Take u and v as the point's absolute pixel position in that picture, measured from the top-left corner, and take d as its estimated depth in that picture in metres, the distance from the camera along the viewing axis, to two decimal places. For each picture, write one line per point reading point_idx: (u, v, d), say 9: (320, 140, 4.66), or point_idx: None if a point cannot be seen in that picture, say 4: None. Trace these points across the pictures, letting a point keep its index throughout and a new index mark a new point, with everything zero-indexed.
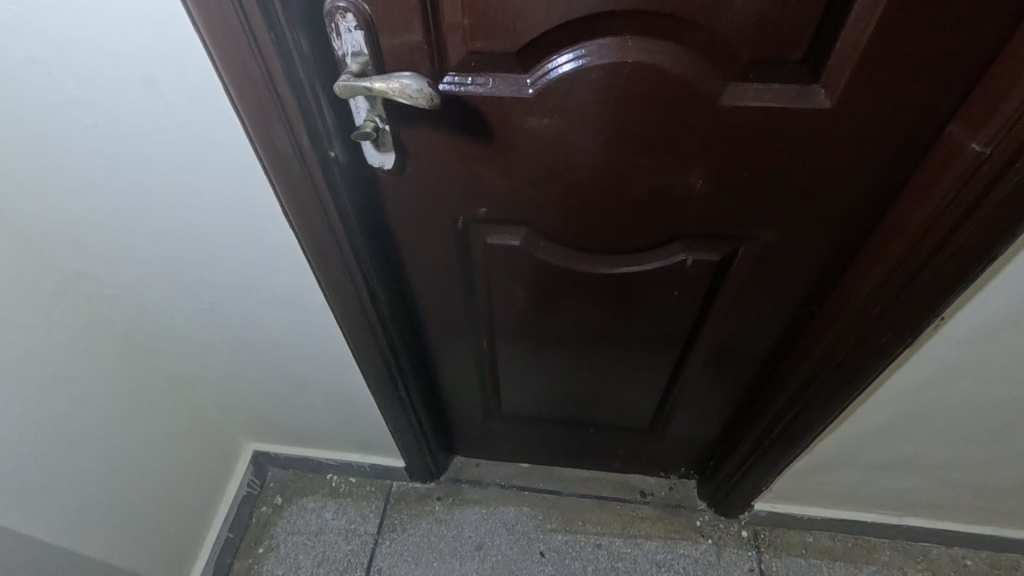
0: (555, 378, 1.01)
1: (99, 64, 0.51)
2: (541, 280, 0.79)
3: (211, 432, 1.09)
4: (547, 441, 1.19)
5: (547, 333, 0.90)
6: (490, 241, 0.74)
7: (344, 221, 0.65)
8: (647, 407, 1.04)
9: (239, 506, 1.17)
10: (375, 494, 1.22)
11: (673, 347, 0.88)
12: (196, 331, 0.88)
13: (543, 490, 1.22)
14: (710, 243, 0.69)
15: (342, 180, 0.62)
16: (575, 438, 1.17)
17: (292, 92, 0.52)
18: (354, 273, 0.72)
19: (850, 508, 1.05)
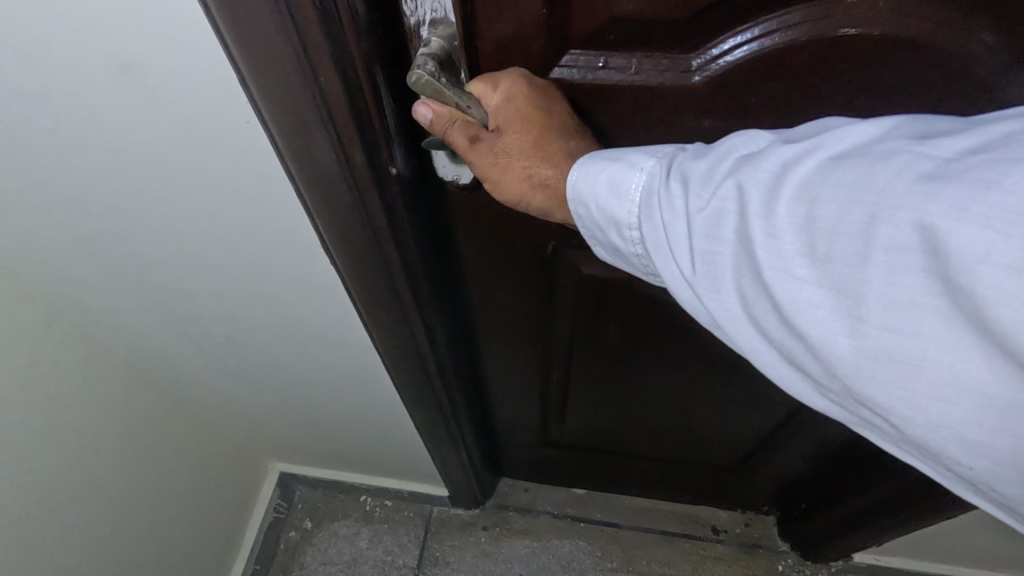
0: (632, 410, 0.86)
1: (51, 47, 0.34)
2: (639, 310, 0.65)
3: (235, 456, 0.96)
4: (610, 472, 1.05)
5: (634, 366, 0.75)
6: (586, 269, 0.61)
7: (401, 251, 0.50)
8: (737, 443, 0.90)
9: (266, 532, 1.06)
10: (413, 520, 1.10)
11: (788, 385, 0.73)
12: (212, 359, 0.74)
13: (601, 522, 1.08)
14: None
15: (403, 199, 0.46)
16: (644, 470, 1.02)
17: (340, 84, 0.36)
18: (410, 310, 0.57)
19: (972, 566, 0.90)
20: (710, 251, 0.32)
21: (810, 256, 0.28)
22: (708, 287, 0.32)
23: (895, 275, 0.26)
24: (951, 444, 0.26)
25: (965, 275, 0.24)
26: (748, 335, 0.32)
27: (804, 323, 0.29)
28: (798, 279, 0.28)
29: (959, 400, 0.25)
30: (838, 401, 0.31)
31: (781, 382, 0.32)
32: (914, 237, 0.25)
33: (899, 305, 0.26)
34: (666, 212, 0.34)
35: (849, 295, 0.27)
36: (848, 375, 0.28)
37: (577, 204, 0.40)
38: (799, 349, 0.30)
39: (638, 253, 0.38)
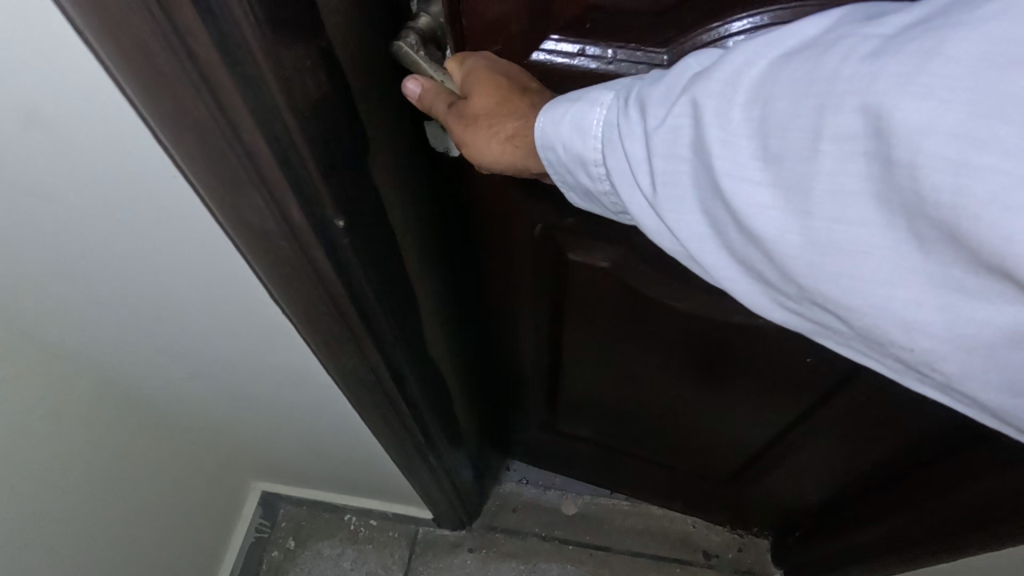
0: (624, 405, 0.87)
1: None
2: (628, 308, 0.65)
3: (213, 485, 0.94)
4: (603, 467, 1.06)
5: (629, 360, 0.76)
6: (572, 257, 0.60)
7: (360, 307, 0.47)
8: (728, 457, 0.89)
9: (248, 553, 1.04)
10: (399, 541, 1.08)
11: (780, 403, 0.72)
12: (178, 396, 0.70)
13: (590, 546, 1.06)
14: None
15: (360, 261, 0.44)
16: (638, 470, 1.02)
17: (279, 166, 0.34)
18: (373, 357, 0.53)
19: None
20: (669, 168, 0.32)
21: (763, 150, 0.28)
22: (669, 210, 0.32)
23: (844, 165, 0.25)
24: (897, 327, 0.27)
25: (909, 151, 0.23)
26: (708, 250, 0.32)
27: (759, 225, 0.28)
28: (751, 184, 0.28)
29: (904, 281, 0.25)
30: (795, 308, 0.31)
31: (743, 295, 0.33)
32: (862, 123, 0.24)
33: (848, 195, 0.26)
34: (627, 138, 0.34)
35: (800, 194, 0.27)
36: (800, 273, 0.28)
37: (547, 150, 0.40)
38: (756, 256, 0.30)
39: (606, 190, 0.38)
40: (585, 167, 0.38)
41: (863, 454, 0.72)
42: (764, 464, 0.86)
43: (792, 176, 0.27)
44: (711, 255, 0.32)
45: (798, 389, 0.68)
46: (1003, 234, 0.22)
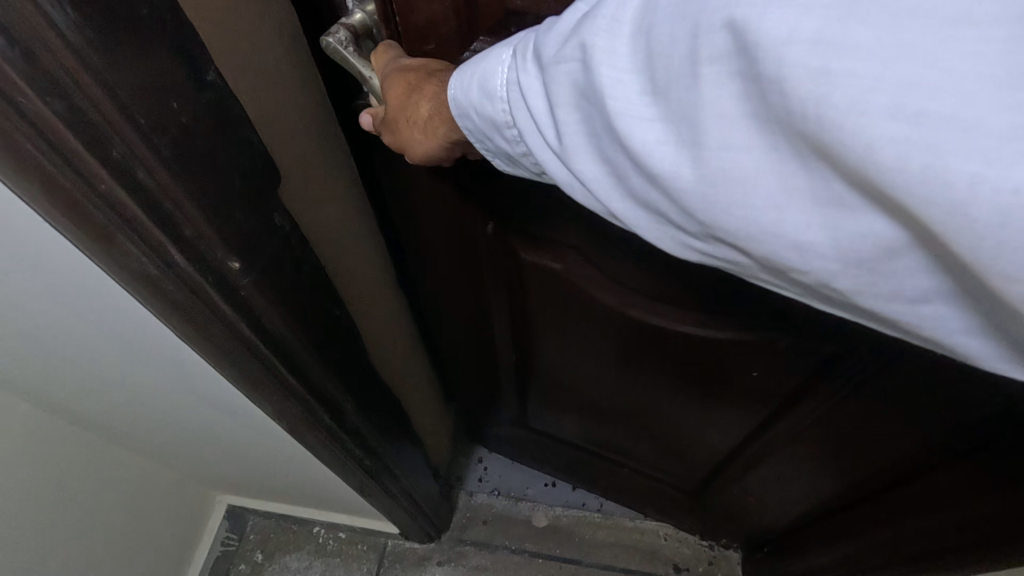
0: (589, 407, 0.88)
1: None
2: (578, 305, 0.66)
3: (163, 501, 0.93)
4: (572, 468, 1.07)
5: (589, 364, 0.77)
6: (525, 256, 0.62)
7: (263, 335, 0.49)
8: (692, 466, 0.89)
9: (212, 567, 1.04)
10: (367, 554, 1.08)
11: (737, 418, 0.72)
12: (111, 422, 0.69)
13: (560, 558, 1.07)
14: (817, 341, 0.53)
15: (259, 290, 0.46)
16: (609, 475, 1.03)
17: (146, 210, 0.35)
18: (291, 378, 0.54)
19: None
20: (568, 119, 0.30)
21: (653, 85, 0.26)
22: (575, 161, 0.31)
23: (722, 91, 0.24)
24: (799, 253, 0.25)
25: (776, 66, 0.21)
26: (618, 200, 0.30)
27: (656, 165, 0.27)
28: (641, 121, 0.27)
29: (790, 202, 0.24)
30: (703, 247, 0.30)
31: (656, 238, 0.31)
32: (731, 41, 0.22)
33: (732, 122, 0.24)
34: (526, 90, 0.31)
35: (688, 126, 0.25)
36: (700, 208, 0.27)
37: (462, 118, 0.37)
38: (658, 198, 0.28)
39: (524, 152, 0.35)
40: (494, 129, 0.35)
41: (819, 473, 0.72)
42: (726, 474, 0.86)
43: (680, 111, 0.25)
44: (617, 199, 0.30)
45: (751, 402, 0.68)
46: (882, 137, 0.20)
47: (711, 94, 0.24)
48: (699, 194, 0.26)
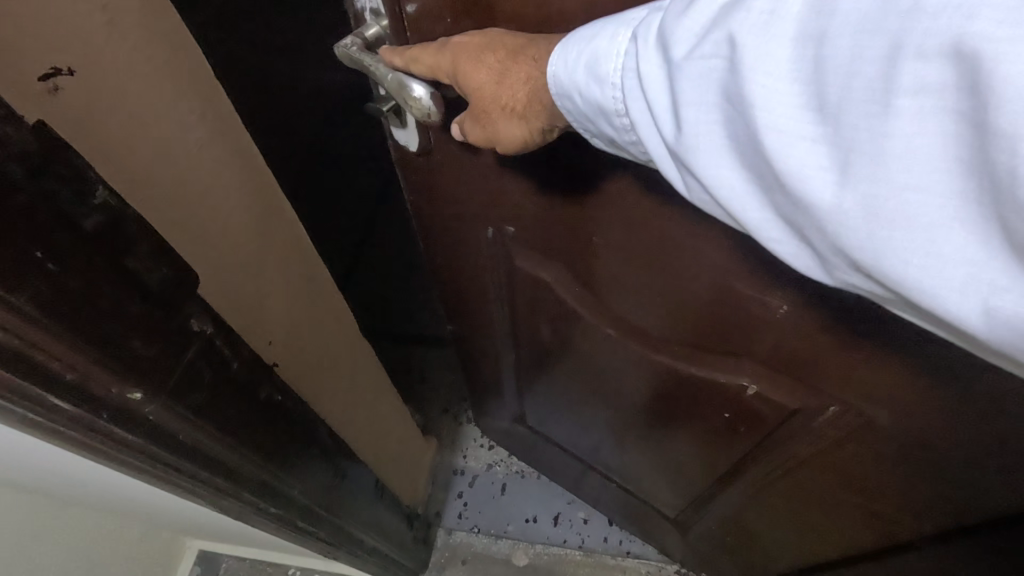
0: (584, 422, 0.94)
1: None
2: (571, 323, 0.70)
3: (127, 548, 0.88)
4: (562, 476, 1.13)
5: (582, 380, 0.82)
6: (519, 263, 0.66)
7: (233, 472, 0.42)
8: (676, 497, 0.94)
9: None
10: None
11: (716, 458, 0.77)
12: (56, 489, 0.63)
13: None
14: (781, 389, 0.56)
15: (197, 429, 0.37)
16: (597, 488, 1.08)
17: (36, 380, 0.28)
18: (276, 509, 0.50)
19: None
20: (702, 121, 0.29)
21: (822, 90, 0.24)
22: (702, 165, 0.29)
23: (929, 129, 0.22)
24: (966, 307, 0.23)
25: (1009, 117, 0.19)
26: (751, 214, 0.29)
27: (806, 179, 0.25)
28: (804, 142, 0.25)
29: (968, 246, 0.22)
30: (849, 277, 0.28)
31: (781, 255, 0.30)
32: (951, 75, 0.21)
33: (935, 161, 0.22)
34: (646, 80, 0.30)
35: (863, 154, 0.24)
36: (847, 236, 0.25)
37: (562, 98, 0.35)
38: (804, 219, 0.27)
39: (633, 141, 0.34)
40: (606, 118, 0.34)
41: (806, 528, 0.74)
42: (709, 510, 0.89)
43: (845, 124, 0.24)
44: (746, 201, 0.29)
45: (732, 442, 0.71)
46: None
47: (893, 111, 0.22)
48: (854, 215, 0.24)
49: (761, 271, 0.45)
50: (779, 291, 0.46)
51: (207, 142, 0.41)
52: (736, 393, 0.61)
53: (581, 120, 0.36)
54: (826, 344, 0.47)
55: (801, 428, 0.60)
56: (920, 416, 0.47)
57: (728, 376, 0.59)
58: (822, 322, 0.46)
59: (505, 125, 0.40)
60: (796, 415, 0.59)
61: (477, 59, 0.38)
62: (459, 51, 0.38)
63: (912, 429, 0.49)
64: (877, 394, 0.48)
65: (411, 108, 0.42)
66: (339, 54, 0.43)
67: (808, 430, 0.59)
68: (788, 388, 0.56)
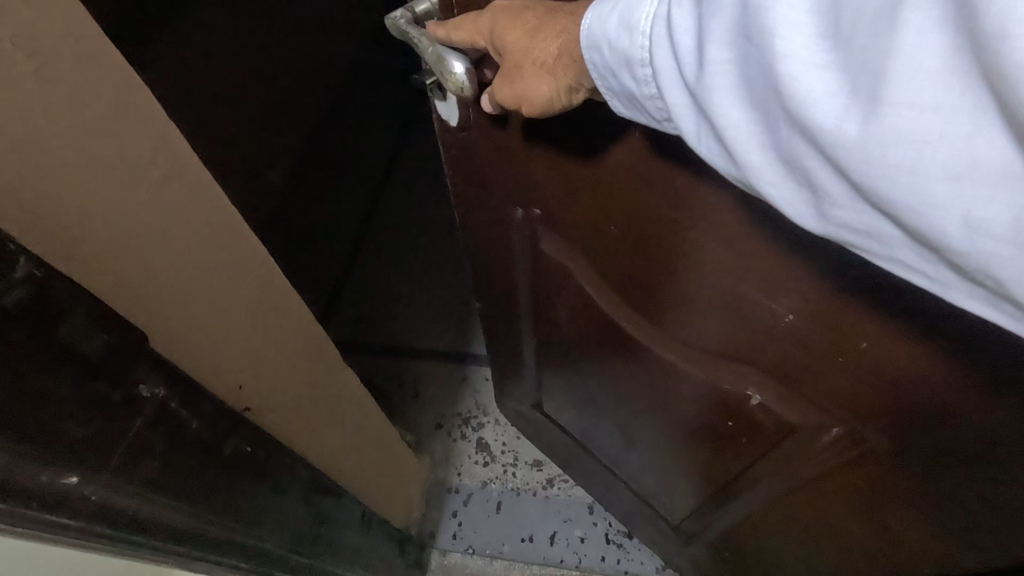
0: (594, 415, 0.93)
1: None
2: (587, 312, 0.70)
3: None
4: (574, 471, 1.13)
5: (594, 372, 0.82)
6: (544, 245, 0.66)
7: (199, 534, 0.43)
8: (680, 504, 0.92)
9: None
10: None
11: (718, 470, 0.75)
12: None
13: None
14: (790, 402, 0.54)
15: (158, 491, 0.39)
16: (605, 486, 1.08)
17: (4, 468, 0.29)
18: (241, 563, 0.49)
19: None
20: (716, 58, 0.27)
21: (837, 13, 0.22)
22: (715, 106, 0.28)
23: (924, 44, 0.20)
24: (948, 223, 0.22)
25: (998, 19, 0.18)
26: (752, 151, 0.28)
27: (813, 107, 0.24)
28: (812, 68, 0.23)
29: (964, 171, 0.21)
30: (844, 216, 0.26)
31: (778, 200, 0.28)
32: None
33: (933, 77, 0.20)
34: (673, 25, 0.28)
35: (869, 74, 0.22)
36: (839, 159, 0.24)
37: (591, 51, 0.33)
38: (804, 150, 0.25)
39: (653, 95, 0.32)
40: (635, 74, 0.32)
41: (806, 552, 0.72)
42: (711, 523, 0.88)
43: (853, 45, 0.22)
44: (753, 141, 0.27)
45: (734, 455, 0.70)
46: None
47: (901, 29, 0.21)
48: (851, 142, 0.23)
49: (767, 277, 0.44)
50: (784, 297, 0.44)
51: (166, 196, 0.36)
52: (739, 401, 0.60)
53: (605, 80, 0.34)
54: (832, 362, 0.46)
55: (805, 449, 0.58)
56: (920, 442, 0.45)
57: (733, 383, 0.58)
58: (825, 334, 0.44)
59: (534, 81, 0.38)
60: (799, 435, 0.57)
61: (516, 16, 0.37)
62: (498, 11, 0.38)
63: (913, 454, 0.47)
64: (879, 417, 0.46)
65: (446, 82, 0.43)
66: (389, 26, 0.45)
67: (811, 450, 0.57)
68: (792, 403, 0.54)
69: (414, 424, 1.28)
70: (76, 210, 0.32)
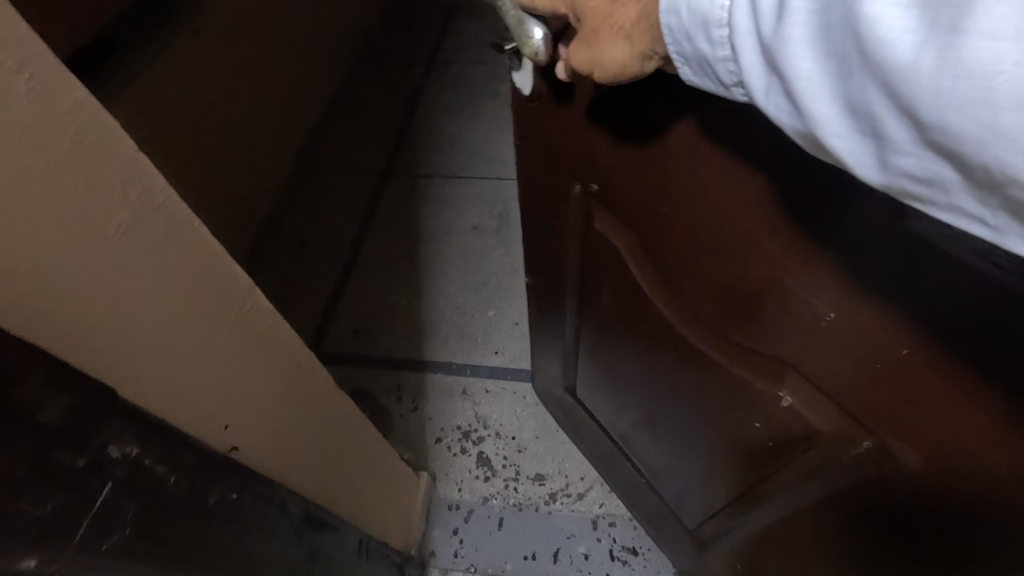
0: (625, 402, 0.94)
1: None
2: (629, 295, 0.71)
3: None
4: (605, 460, 1.14)
5: (628, 360, 0.83)
6: (597, 223, 0.68)
7: None
8: (696, 507, 0.91)
9: None
10: None
11: (739, 476, 0.74)
12: None
13: None
14: (820, 406, 0.52)
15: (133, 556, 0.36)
16: (631, 479, 1.08)
17: None
18: None
19: None
20: (795, 8, 0.27)
21: None
22: (786, 59, 0.28)
23: None
24: (1012, 153, 0.22)
25: None
26: (816, 100, 0.28)
27: (890, 47, 0.23)
28: (892, 6, 0.23)
29: None
30: (906, 165, 0.26)
31: (842, 151, 0.28)
32: None
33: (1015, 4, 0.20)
34: None
35: (951, 8, 0.22)
36: (905, 97, 0.24)
37: (668, 14, 0.33)
38: (873, 97, 0.25)
39: (726, 58, 0.32)
40: (710, 33, 0.31)
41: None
42: (727, 532, 0.86)
43: None
44: (824, 93, 0.27)
45: (756, 462, 0.68)
46: None
47: None
48: (923, 81, 0.23)
49: (814, 268, 0.43)
50: (826, 292, 0.43)
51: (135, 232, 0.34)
52: (768, 403, 0.58)
53: (677, 45, 0.34)
54: (865, 363, 0.44)
55: (832, 466, 0.56)
56: (945, 456, 0.43)
57: (765, 381, 0.57)
58: (868, 335, 0.42)
59: (608, 44, 0.39)
60: (826, 447, 0.55)
61: None
62: None
63: (942, 480, 0.45)
64: (908, 431, 0.45)
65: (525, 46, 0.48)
66: None
67: (836, 462, 0.55)
68: (824, 409, 0.52)
69: (410, 441, 1.25)
70: (36, 263, 0.30)
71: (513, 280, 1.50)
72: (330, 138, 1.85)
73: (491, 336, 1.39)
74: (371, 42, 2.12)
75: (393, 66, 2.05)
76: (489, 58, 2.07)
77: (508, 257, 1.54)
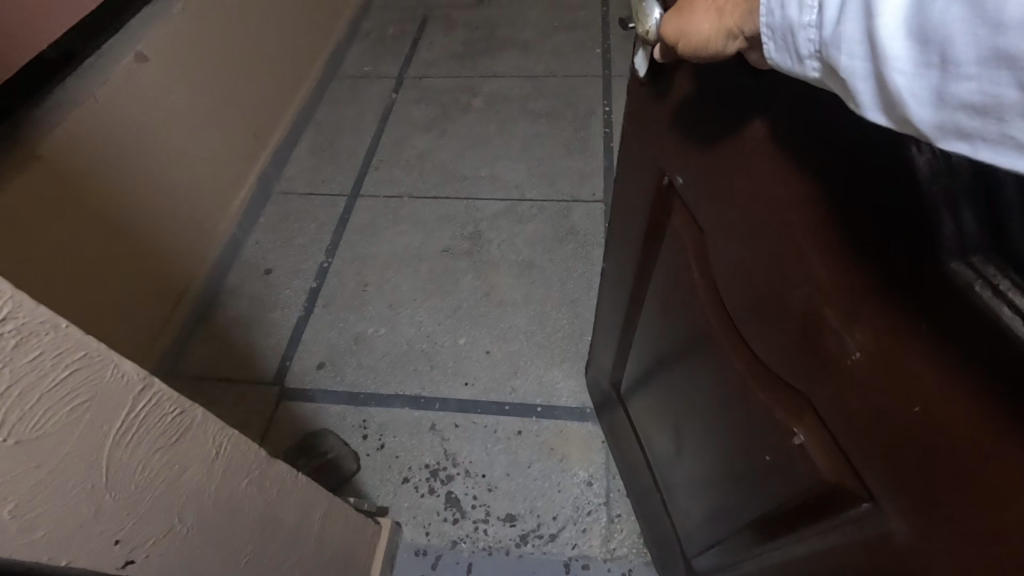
0: (657, 409, 0.92)
1: None
2: (684, 293, 0.68)
3: None
4: (634, 478, 1.10)
5: (670, 367, 0.80)
6: (676, 217, 0.65)
7: None
8: (701, 533, 0.87)
9: None
10: None
11: (744, 507, 0.70)
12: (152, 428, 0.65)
13: None
14: (831, 456, 0.48)
15: None
16: (654, 500, 1.04)
17: None
18: None
19: None
20: None
21: None
22: None
23: None
24: None
25: None
26: (889, 31, 0.23)
27: None
28: None
29: None
30: (964, 94, 0.21)
31: (900, 88, 0.24)
32: None
33: None
34: None
35: None
36: None
37: None
38: (950, 15, 0.21)
39: (811, 24, 0.27)
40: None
41: None
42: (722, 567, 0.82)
43: None
44: (904, 18, 0.23)
45: (762, 496, 0.64)
46: None
47: None
48: None
49: (854, 296, 0.39)
50: (858, 327, 0.39)
51: None
52: (783, 435, 0.54)
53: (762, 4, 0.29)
54: (878, 416, 0.40)
55: (832, 524, 0.51)
56: (931, 536, 0.38)
57: (784, 413, 0.53)
58: (885, 385, 0.38)
59: (699, 17, 0.35)
60: (825, 498, 0.51)
61: None
62: None
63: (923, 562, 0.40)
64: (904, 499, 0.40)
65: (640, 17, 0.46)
66: None
67: (838, 521, 0.50)
68: (833, 457, 0.48)
69: (376, 482, 1.20)
70: None
71: (485, 305, 1.45)
72: (298, 158, 1.80)
73: (461, 366, 1.35)
74: (340, 58, 2.08)
75: (364, 82, 2.01)
76: (459, 72, 2.03)
77: (478, 282, 1.50)
